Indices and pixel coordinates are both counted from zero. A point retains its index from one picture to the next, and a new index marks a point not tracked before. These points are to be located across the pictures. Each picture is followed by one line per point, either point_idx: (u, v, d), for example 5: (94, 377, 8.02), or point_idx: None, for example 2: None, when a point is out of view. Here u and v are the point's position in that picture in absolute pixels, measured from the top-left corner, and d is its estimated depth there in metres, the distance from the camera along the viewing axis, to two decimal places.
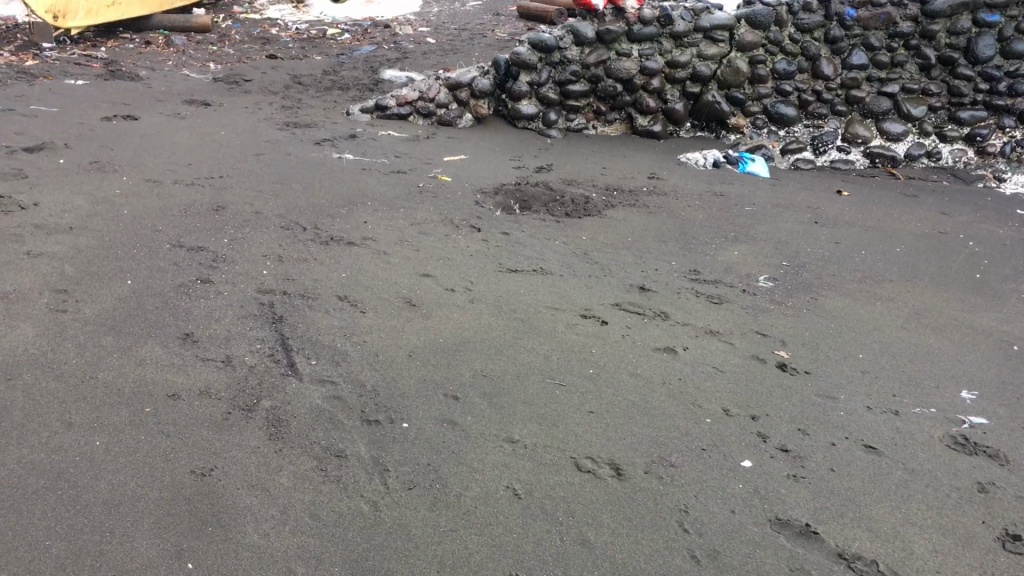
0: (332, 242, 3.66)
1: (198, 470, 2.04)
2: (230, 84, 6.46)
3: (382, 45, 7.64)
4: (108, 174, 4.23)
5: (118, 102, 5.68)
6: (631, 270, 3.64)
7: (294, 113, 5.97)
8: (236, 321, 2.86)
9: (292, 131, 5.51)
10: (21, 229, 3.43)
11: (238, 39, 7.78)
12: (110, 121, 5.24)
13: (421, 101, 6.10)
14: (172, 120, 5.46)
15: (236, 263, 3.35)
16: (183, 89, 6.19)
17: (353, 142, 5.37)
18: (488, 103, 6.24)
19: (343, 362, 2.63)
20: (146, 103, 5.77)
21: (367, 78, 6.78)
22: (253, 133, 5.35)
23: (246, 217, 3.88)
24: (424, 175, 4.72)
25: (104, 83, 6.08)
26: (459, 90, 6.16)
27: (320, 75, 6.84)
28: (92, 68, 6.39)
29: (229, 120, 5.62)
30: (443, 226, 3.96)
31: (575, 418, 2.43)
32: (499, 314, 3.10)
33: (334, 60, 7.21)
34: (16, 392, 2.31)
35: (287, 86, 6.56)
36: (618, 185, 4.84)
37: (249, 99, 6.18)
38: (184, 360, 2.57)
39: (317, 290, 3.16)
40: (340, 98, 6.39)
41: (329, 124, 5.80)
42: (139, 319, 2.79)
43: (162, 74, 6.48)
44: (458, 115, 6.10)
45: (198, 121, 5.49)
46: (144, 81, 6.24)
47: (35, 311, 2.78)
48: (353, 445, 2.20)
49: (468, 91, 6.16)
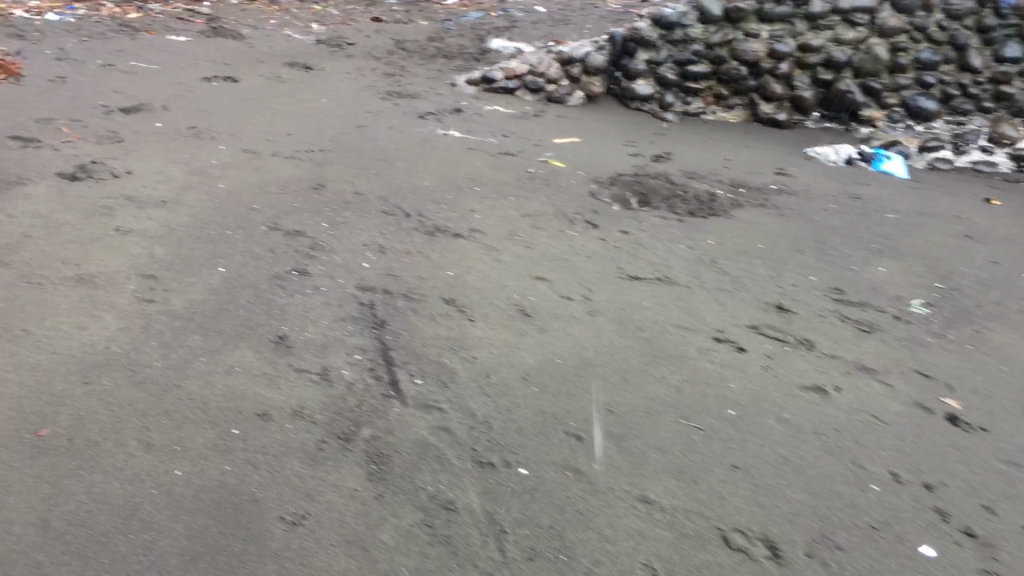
0: (437, 233, 3.36)
1: (289, 517, 1.77)
2: (333, 47, 6.21)
3: (490, 11, 7.29)
4: (205, 143, 4.00)
5: (220, 62, 5.47)
6: (767, 284, 3.24)
7: (398, 82, 5.68)
8: (333, 324, 2.58)
9: (395, 101, 5.22)
10: (111, 201, 3.22)
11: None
12: (210, 82, 5.03)
13: (531, 76, 5.77)
14: (273, 84, 5.22)
15: (334, 253, 3.07)
16: (285, 51, 5.96)
17: (458, 117, 5.05)
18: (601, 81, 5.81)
19: (450, 384, 2.33)
20: (247, 64, 5.54)
21: (473, 47, 6.44)
22: (354, 102, 5.08)
23: (346, 198, 3.60)
24: (534, 159, 4.38)
25: (206, 40, 5.88)
26: (572, 66, 5.82)
27: (425, 41, 6.53)
28: (194, 24, 6.19)
29: (330, 86, 5.36)
30: (557, 220, 3.63)
31: (717, 474, 2.08)
32: (622, 331, 2.75)
33: (440, 26, 6.89)
34: (92, 398, 2.07)
35: (391, 52, 6.27)
36: (744, 180, 4.42)
37: (351, 64, 5.91)
38: (276, 370, 2.30)
39: (421, 291, 2.86)
40: (445, 67, 6.08)
41: (433, 95, 5.49)
42: (230, 316, 2.54)
43: (265, 34, 6.25)
44: (568, 92, 5.68)
45: (299, 86, 5.24)
46: (247, 41, 6.02)
47: (120, 300, 2.55)
48: (464, 495, 1.90)
49: (581, 67, 5.81)
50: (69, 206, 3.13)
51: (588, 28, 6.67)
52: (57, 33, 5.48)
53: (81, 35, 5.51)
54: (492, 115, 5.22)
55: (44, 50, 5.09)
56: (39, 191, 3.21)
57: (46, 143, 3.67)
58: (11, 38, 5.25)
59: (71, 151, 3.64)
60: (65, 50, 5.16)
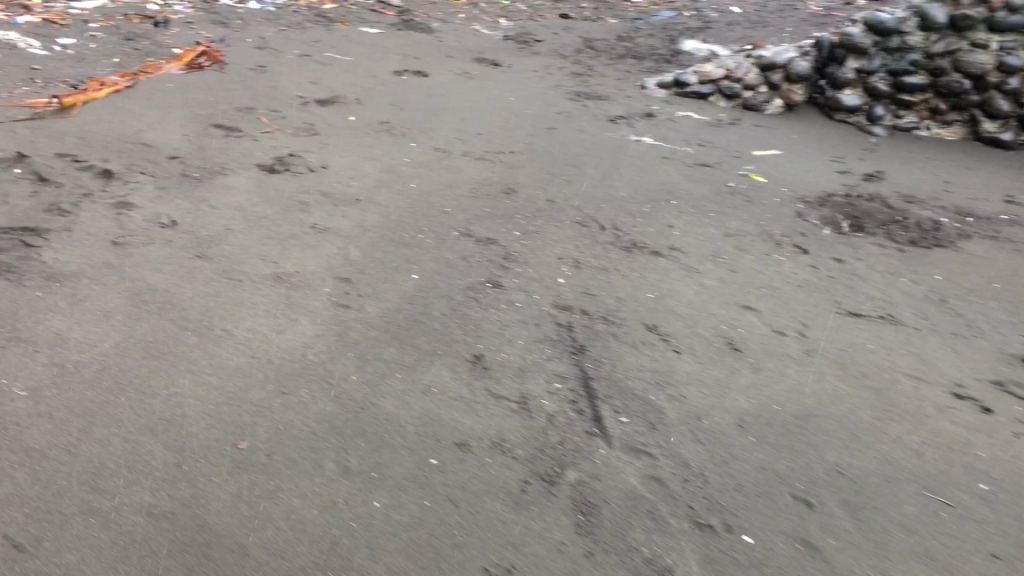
0: (634, 249, 3.15)
1: (494, 570, 1.61)
2: (521, 44, 6.08)
3: (682, 11, 7.01)
4: (396, 139, 3.93)
5: (410, 55, 5.43)
6: (1008, 330, 2.86)
7: (586, 82, 5.49)
8: (530, 345, 2.42)
9: (585, 102, 5.04)
10: (307, 197, 3.17)
11: None
12: (401, 76, 4.99)
13: (727, 81, 5.47)
14: (462, 80, 5.13)
15: (528, 266, 2.91)
16: (473, 46, 5.87)
17: (650, 122, 4.82)
18: (805, 89, 5.44)
19: (659, 425, 2.12)
20: (436, 58, 5.48)
21: (664, 48, 6.18)
22: (543, 102, 4.93)
23: (538, 205, 3.44)
24: (733, 172, 4.10)
25: (397, 33, 5.86)
26: (772, 72, 5.45)
27: (614, 41, 6.32)
28: (386, 16, 6.19)
29: (518, 84, 5.23)
30: (762, 242, 3.35)
31: (974, 564, 1.79)
32: (846, 377, 2.47)
33: (629, 25, 6.66)
34: (288, 411, 1.98)
35: (579, 51, 6.09)
36: (968, 207, 3.99)
37: (539, 62, 5.77)
38: (473, 394, 2.15)
39: (621, 314, 2.67)
40: (634, 68, 5.84)
41: (623, 98, 5.28)
42: (425, 329, 2.42)
43: (454, 28, 6.19)
44: (767, 99, 5.34)
45: (488, 83, 5.13)
46: (436, 35, 5.97)
47: (316, 303, 2.47)
48: (683, 562, 1.69)
49: (782, 74, 5.42)
50: (267, 199, 3.10)
51: (788, 32, 6.28)
52: (257, 21, 5.57)
53: (279, 24, 5.59)
54: (686, 121, 4.96)
55: (245, 38, 5.17)
56: (238, 182, 3.20)
57: (246, 132, 3.69)
58: (215, 23, 5.36)
59: (269, 142, 3.64)
60: (264, 38, 5.23)
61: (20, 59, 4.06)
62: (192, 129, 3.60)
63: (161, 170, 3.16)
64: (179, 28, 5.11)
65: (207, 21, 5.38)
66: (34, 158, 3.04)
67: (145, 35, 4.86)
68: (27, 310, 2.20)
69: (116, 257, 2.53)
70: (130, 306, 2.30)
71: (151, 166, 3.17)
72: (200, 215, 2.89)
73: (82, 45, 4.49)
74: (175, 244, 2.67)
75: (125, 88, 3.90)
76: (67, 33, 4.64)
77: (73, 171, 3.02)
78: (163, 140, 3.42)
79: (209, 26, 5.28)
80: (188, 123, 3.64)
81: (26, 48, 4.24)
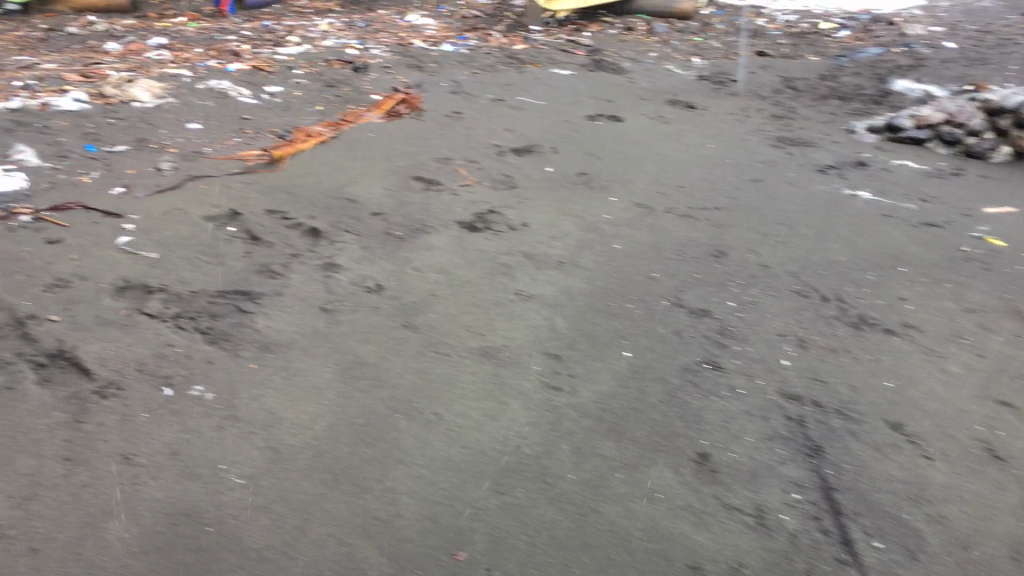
0: (864, 326, 2.85)
1: None
2: (717, 84, 5.78)
3: (890, 47, 6.57)
4: (596, 191, 3.76)
5: (602, 98, 5.27)
6: None
7: (789, 125, 5.16)
8: (760, 442, 2.19)
9: (790, 149, 4.72)
10: (509, 259, 3.05)
11: (722, 30, 7.13)
12: (595, 121, 4.83)
13: (946, 126, 5.03)
14: (658, 124, 4.93)
15: (747, 344, 2.68)
16: (667, 87, 5.64)
17: (864, 172, 4.45)
18: None
19: (921, 556, 1.85)
20: (630, 101, 5.29)
21: (872, 88, 5.77)
22: (744, 149, 4.65)
23: (751, 270, 3.19)
24: (965, 234, 3.71)
25: (589, 74, 5.71)
26: (1002, 117, 4.94)
27: (816, 80, 5.95)
28: (577, 56, 6.05)
29: (717, 129, 4.96)
30: (1011, 320, 2.98)
31: None
32: None
33: (832, 63, 6.27)
34: (507, 516, 1.84)
35: (779, 91, 5.74)
36: None
37: (737, 103, 5.47)
38: (703, 503, 1.94)
39: (858, 408, 2.39)
40: (839, 110, 5.46)
41: (831, 143, 4.92)
42: (644, 419, 2.23)
43: (646, 67, 5.96)
44: (993, 147, 4.82)
45: (685, 128, 4.90)
46: (629, 75, 5.77)
47: (526, 384, 2.33)
48: None
49: (1013, 118, 4.89)
50: (469, 261, 3.00)
51: (1014, 71, 5.74)
52: (451, 62, 5.53)
53: (472, 65, 5.54)
54: (903, 171, 4.56)
55: (439, 81, 5.11)
56: (441, 242, 3.11)
57: (445, 184, 3.62)
58: (410, 66, 5.36)
59: (468, 195, 3.55)
60: (457, 81, 5.19)
61: (230, 108, 4.16)
62: (393, 182, 3.56)
63: (365, 227, 3.12)
64: (376, 72, 5.14)
65: (403, 64, 5.39)
66: (246, 214, 3.07)
67: (344, 80, 4.91)
68: (242, 385, 2.16)
69: (326, 326, 2.48)
70: (340, 382, 2.23)
71: (355, 224, 3.14)
72: (404, 279, 2.82)
73: (287, 91, 4.57)
74: (382, 312, 2.60)
75: (329, 139, 3.91)
76: (272, 79, 4.74)
77: (283, 229, 3.02)
78: (366, 194, 3.39)
79: (405, 69, 5.29)
80: (390, 176, 3.61)
81: (236, 96, 4.34)
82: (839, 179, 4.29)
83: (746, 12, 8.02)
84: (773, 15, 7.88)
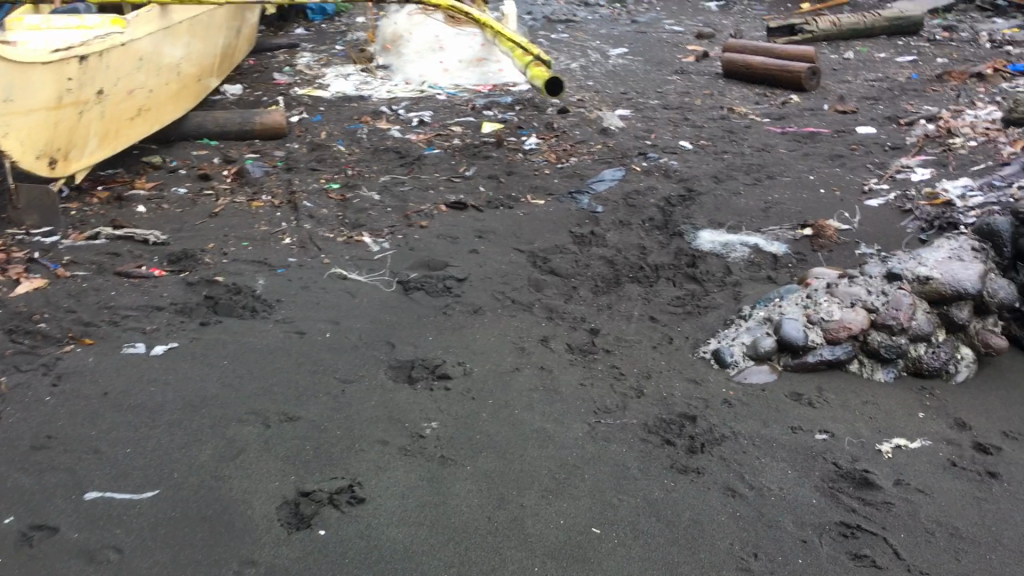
0: None
1: None
2: (439, 293, 3.18)
3: (609, 152, 4.43)
4: None
5: (271, 415, 2.41)
6: None
7: (619, 373, 2.79)
8: None
9: (709, 465, 2.32)
10: None
11: (352, 158, 4.52)
12: (311, 528, 1.98)
13: (874, 330, 2.81)
14: (432, 477, 2.21)
15: None
16: (363, 328, 2.93)
17: (895, 500, 2.18)
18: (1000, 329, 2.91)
19: None
20: (327, 401, 2.50)
21: (664, 248, 3.53)
22: (646, 507, 2.13)
23: None
24: None
25: (203, 338, 2.77)
26: (955, 305, 2.87)
27: (574, 246, 3.55)
28: (156, 285, 3.08)
29: (541, 444, 2.39)
30: None
31: None
32: None
33: (573, 207, 3.85)
34: None
35: (539, 283, 3.29)
36: None
37: (502, 339, 2.94)
38: None
39: None
40: (661, 313, 3.15)
41: (741, 416, 2.57)
42: None
43: (299, 281, 3.20)
44: (951, 357, 2.79)
45: (489, 470, 2.25)
46: (278, 317, 2.93)
47: None
48: None
49: (971, 305, 2.88)
50: None
51: (831, 185, 3.91)
52: None
53: None
54: (925, 459, 2.36)
55: None
56: None
57: None
58: None
59: None
60: None
61: None
62: None
63: None
64: None
65: None
66: None
67: None
68: None
69: None
70: None
71: None
72: None
73: None
74: None
75: None
76: None
77: None
78: None
79: None
80: None
81: None
82: (911, 574, 1.94)
83: (353, 113, 5.45)
84: (396, 112, 5.41)
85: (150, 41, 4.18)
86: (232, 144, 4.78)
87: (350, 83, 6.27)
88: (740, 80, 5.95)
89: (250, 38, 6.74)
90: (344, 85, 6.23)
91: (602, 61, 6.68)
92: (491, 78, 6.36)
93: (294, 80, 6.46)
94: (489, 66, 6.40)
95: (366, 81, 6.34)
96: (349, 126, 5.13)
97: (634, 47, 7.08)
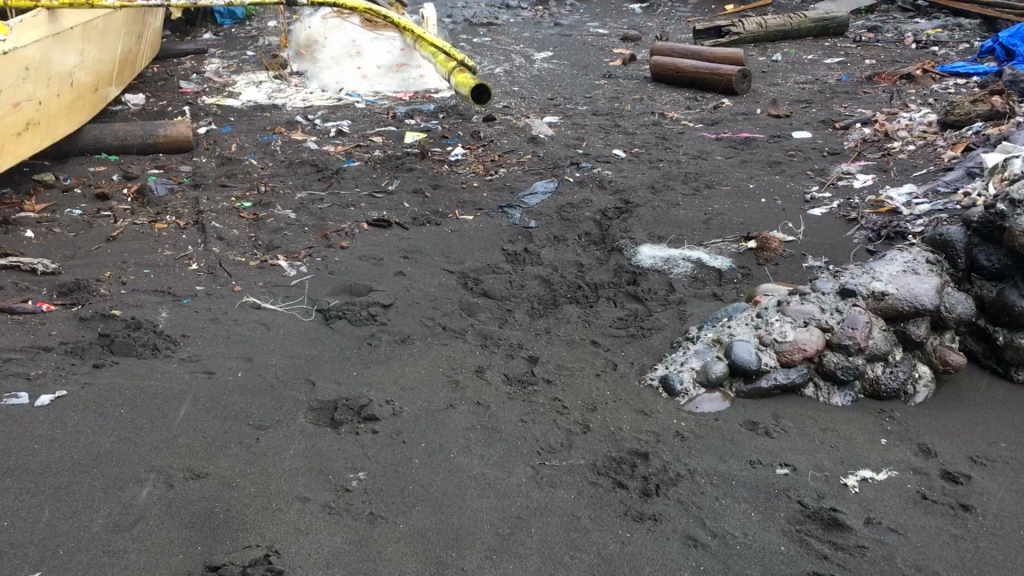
0: None
1: None
2: (363, 321, 2.92)
3: (539, 162, 4.22)
4: None
5: (174, 474, 2.12)
6: None
7: (562, 406, 2.56)
8: None
9: (667, 510, 2.11)
10: None
11: (265, 173, 4.22)
12: None
13: (828, 350, 2.67)
14: (361, 540, 1.95)
15: None
16: (280, 365, 2.65)
17: (869, 544, 2.00)
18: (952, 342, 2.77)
19: None
20: (238, 454, 2.22)
21: (602, 265, 3.33)
22: (602, 566, 1.91)
23: None
24: None
25: (96, 383, 2.46)
26: (910, 321, 2.73)
27: (507, 265, 3.32)
28: (43, 322, 2.75)
29: (482, 493, 2.15)
30: None
31: None
32: None
33: (504, 223, 3.63)
34: None
35: (471, 307, 3.06)
36: None
37: (433, 371, 2.69)
38: None
39: None
40: (603, 336, 2.94)
41: (696, 450, 2.37)
42: None
43: (207, 313, 2.90)
44: (910, 377, 2.64)
45: (425, 528, 2.01)
46: (183, 356, 2.63)
47: None
48: None
49: (926, 321, 2.74)
50: None
51: (771, 194, 3.77)
52: None
53: None
54: (895, 493, 2.19)
55: None
56: None
57: None
58: None
59: None
60: None
61: None
62: None
63: None
64: None
65: None
66: None
67: None
68: None
69: None
70: None
71: None
72: None
73: None
74: None
75: None
76: None
77: None
78: None
79: None
80: None
81: None
82: None
83: (266, 124, 5.13)
84: (312, 122, 5.11)
85: (37, 48, 3.81)
86: (133, 160, 4.43)
87: (262, 92, 5.94)
88: (668, 83, 5.82)
89: (153, 45, 6.35)
90: (256, 94, 5.89)
91: (526, 65, 6.48)
92: (413, 84, 6.12)
93: (202, 88, 6.09)
94: (410, 72, 6.17)
95: (280, 89, 6.01)
96: (262, 138, 4.81)
97: (558, 52, 6.90)
